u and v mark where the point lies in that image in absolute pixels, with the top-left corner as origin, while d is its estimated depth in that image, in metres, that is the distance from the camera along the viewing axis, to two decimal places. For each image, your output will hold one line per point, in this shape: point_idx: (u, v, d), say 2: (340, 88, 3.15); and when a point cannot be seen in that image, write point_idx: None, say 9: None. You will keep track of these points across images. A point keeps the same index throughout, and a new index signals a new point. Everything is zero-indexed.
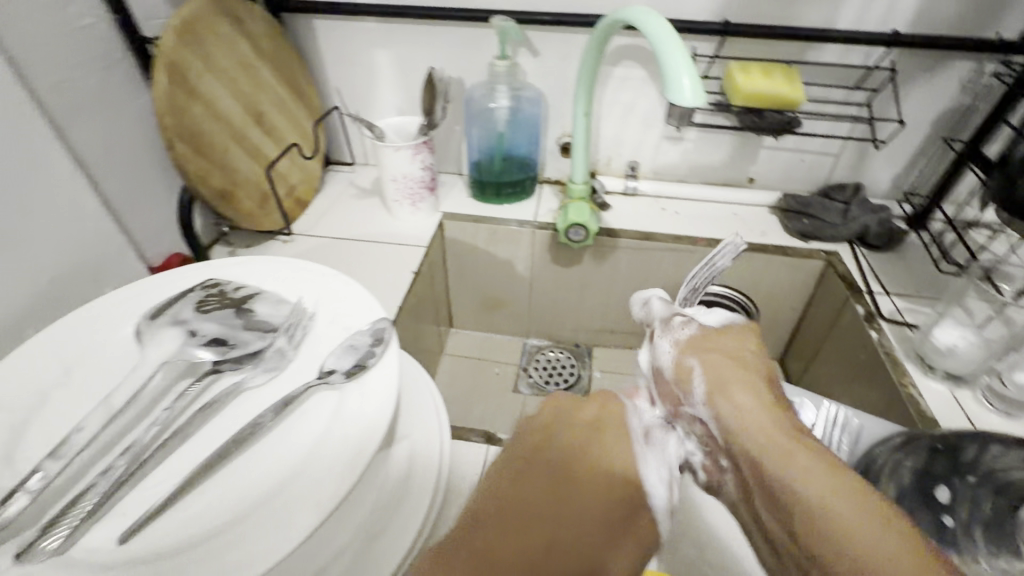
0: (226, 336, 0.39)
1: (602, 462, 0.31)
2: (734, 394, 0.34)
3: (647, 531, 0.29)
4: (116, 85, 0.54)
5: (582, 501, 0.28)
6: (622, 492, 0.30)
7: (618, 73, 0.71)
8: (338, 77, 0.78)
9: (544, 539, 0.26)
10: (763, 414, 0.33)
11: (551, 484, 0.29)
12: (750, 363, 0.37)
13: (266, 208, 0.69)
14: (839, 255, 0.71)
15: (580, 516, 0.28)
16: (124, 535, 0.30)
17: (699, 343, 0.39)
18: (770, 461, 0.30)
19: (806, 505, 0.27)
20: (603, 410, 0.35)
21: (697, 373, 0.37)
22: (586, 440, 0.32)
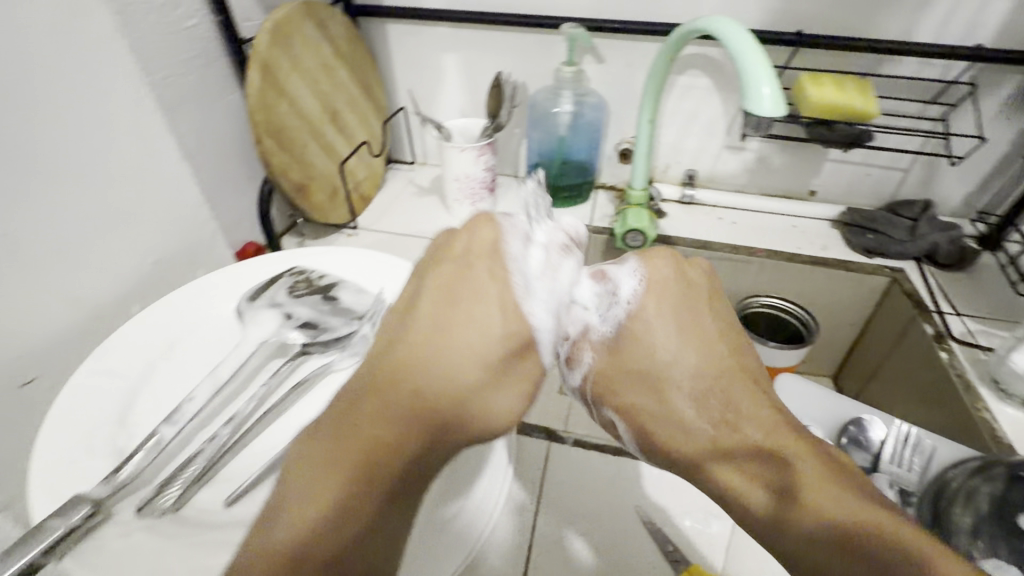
0: (315, 321, 0.42)
1: (477, 303, 0.35)
2: (654, 396, 0.40)
3: (530, 367, 0.37)
4: (214, 82, 0.58)
5: (461, 339, 0.34)
6: (506, 327, 0.35)
7: (683, 82, 0.71)
8: (406, 78, 0.80)
9: (431, 373, 0.33)
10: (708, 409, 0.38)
11: (437, 329, 0.35)
12: (660, 357, 0.40)
13: (335, 202, 0.72)
14: (905, 273, 0.69)
15: (458, 346, 0.34)
16: (230, 499, 0.32)
17: (614, 357, 0.41)
18: (709, 449, 0.37)
19: (740, 470, 0.35)
20: (482, 245, 0.37)
21: (619, 412, 0.41)
22: (468, 277, 0.36)
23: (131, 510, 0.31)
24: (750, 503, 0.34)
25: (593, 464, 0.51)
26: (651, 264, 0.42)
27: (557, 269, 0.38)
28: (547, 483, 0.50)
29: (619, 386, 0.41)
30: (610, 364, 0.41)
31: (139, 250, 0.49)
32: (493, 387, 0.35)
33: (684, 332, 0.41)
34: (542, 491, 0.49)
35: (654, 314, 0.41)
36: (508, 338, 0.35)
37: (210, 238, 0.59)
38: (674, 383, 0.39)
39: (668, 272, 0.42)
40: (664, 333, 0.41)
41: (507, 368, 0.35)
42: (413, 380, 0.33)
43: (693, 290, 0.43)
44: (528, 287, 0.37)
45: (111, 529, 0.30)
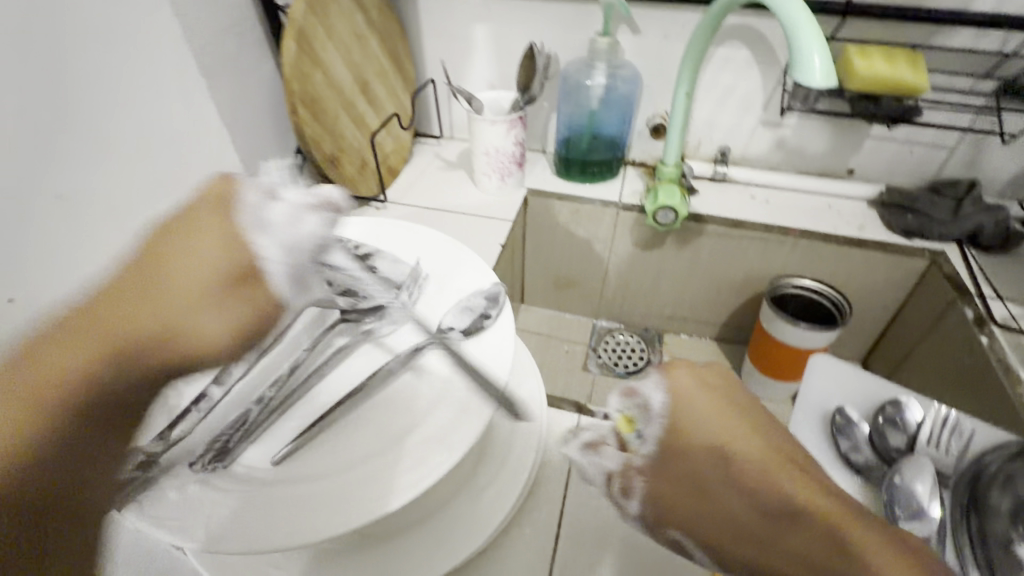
0: (356, 289, 0.43)
1: (191, 233, 0.26)
2: (714, 502, 0.30)
3: (262, 297, 0.28)
4: (249, 51, 0.57)
5: (168, 277, 0.25)
6: (219, 257, 0.26)
7: (721, 54, 0.69)
8: (435, 49, 0.79)
9: (111, 322, 0.23)
10: (779, 508, 0.29)
11: (137, 274, 0.25)
12: (705, 458, 0.31)
13: (364, 174, 0.72)
14: (946, 255, 0.67)
15: (144, 281, 0.24)
16: (277, 458, 0.33)
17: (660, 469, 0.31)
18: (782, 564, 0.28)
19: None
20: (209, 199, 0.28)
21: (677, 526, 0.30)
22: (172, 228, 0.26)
23: (185, 465, 0.31)
24: None
25: None
26: (674, 375, 0.34)
27: (290, 216, 0.29)
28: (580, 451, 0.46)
29: (683, 503, 0.30)
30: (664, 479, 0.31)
31: None
32: (207, 308, 0.26)
33: (717, 419, 0.32)
34: (573, 461, 0.45)
35: (688, 404, 0.33)
36: (234, 258, 0.27)
37: None
38: (732, 488, 0.30)
39: (692, 377, 0.34)
40: (705, 427, 0.32)
41: (245, 294, 0.27)
42: (85, 323, 0.22)
43: (715, 382, 0.34)
44: (263, 230, 0.28)
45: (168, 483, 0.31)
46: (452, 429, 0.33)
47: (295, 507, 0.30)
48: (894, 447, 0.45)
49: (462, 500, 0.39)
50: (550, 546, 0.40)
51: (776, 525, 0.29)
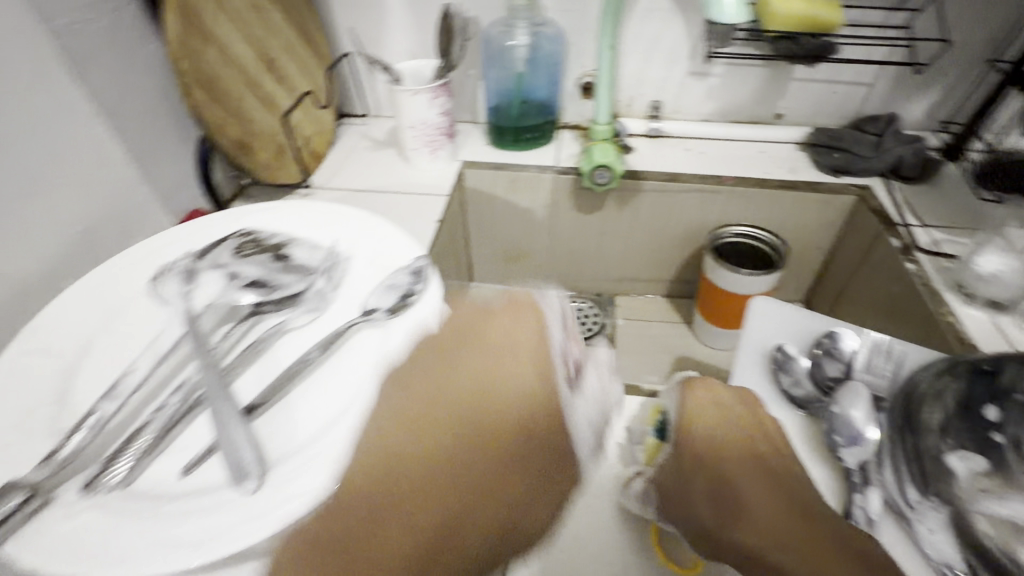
0: (265, 279, 0.38)
1: (501, 367, 0.28)
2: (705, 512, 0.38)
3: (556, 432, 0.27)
4: (126, 28, 0.51)
5: (442, 404, 0.28)
6: (526, 404, 0.28)
7: (643, 4, 0.67)
8: (347, 20, 0.74)
9: (407, 521, 0.26)
10: (754, 518, 0.36)
11: (475, 434, 0.27)
12: (702, 460, 0.40)
13: (283, 160, 0.67)
14: (872, 189, 0.69)
15: (476, 369, 0.29)
16: (186, 468, 0.31)
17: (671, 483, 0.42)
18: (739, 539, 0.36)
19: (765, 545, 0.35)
20: (517, 307, 0.30)
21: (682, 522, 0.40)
22: (485, 328, 0.30)
23: (77, 489, 0.28)
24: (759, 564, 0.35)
25: None
26: (692, 395, 0.44)
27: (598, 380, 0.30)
28: None
29: (690, 507, 0.39)
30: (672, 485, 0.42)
31: (62, 220, 0.45)
32: (503, 465, 0.27)
33: (717, 435, 0.41)
34: None
35: (696, 429, 0.42)
36: (528, 397, 0.28)
37: (144, 205, 0.54)
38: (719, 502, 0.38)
39: (709, 400, 0.44)
40: (705, 439, 0.41)
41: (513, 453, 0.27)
42: (417, 517, 0.26)
43: (735, 406, 0.43)
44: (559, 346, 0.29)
45: (57, 512, 0.27)
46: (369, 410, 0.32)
47: (208, 515, 0.28)
48: (829, 376, 0.47)
49: None
50: None
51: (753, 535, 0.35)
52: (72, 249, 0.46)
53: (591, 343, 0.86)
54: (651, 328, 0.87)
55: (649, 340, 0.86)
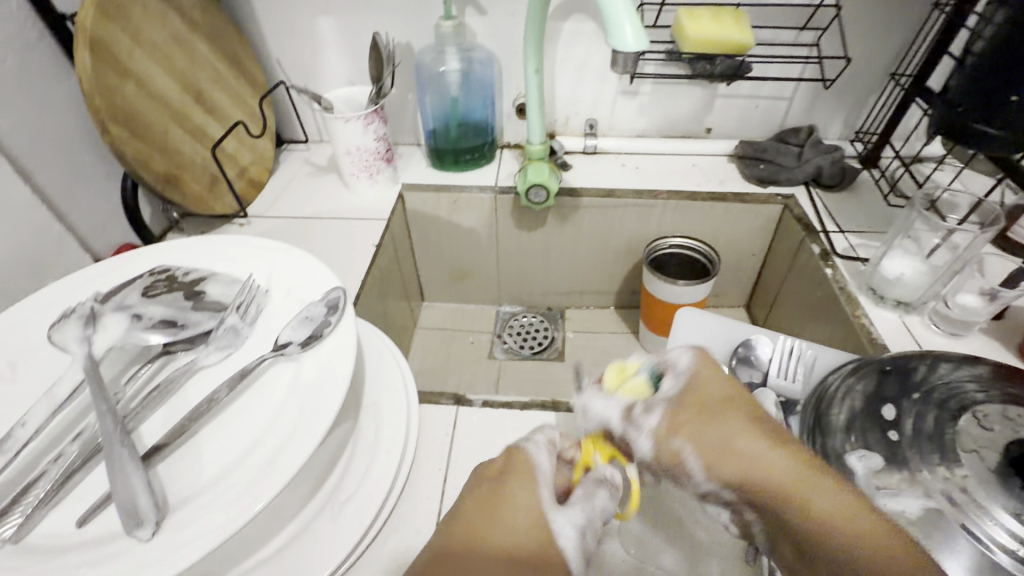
0: (174, 317, 0.38)
1: (507, 505, 0.33)
2: (730, 452, 0.34)
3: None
4: (36, 67, 0.51)
5: (464, 519, 0.32)
6: (530, 536, 0.32)
7: (568, 28, 0.69)
8: (281, 49, 0.74)
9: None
10: (783, 463, 0.33)
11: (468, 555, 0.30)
12: (724, 403, 0.36)
13: (216, 191, 0.67)
14: (796, 198, 0.72)
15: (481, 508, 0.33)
16: (83, 518, 0.30)
17: (679, 407, 0.37)
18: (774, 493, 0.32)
19: (808, 499, 0.31)
20: (514, 470, 0.35)
21: (687, 449, 0.35)
22: (499, 487, 0.34)
23: None
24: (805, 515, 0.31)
25: (507, 421, 0.47)
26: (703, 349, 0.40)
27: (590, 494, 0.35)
28: (457, 445, 0.45)
29: (707, 439, 0.35)
30: (681, 411, 0.36)
31: None
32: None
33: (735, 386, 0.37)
34: (451, 455, 0.45)
35: (714, 376, 0.38)
36: (530, 536, 0.32)
37: (62, 244, 0.53)
38: (751, 441, 0.34)
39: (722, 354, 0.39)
40: (725, 386, 0.37)
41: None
42: None
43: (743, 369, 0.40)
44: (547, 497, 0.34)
45: None
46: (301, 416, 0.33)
47: (95, 568, 0.27)
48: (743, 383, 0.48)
49: (321, 521, 0.37)
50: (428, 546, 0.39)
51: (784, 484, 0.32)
52: None
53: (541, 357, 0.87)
54: (600, 339, 0.89)
55: (598, 351, 0.87)
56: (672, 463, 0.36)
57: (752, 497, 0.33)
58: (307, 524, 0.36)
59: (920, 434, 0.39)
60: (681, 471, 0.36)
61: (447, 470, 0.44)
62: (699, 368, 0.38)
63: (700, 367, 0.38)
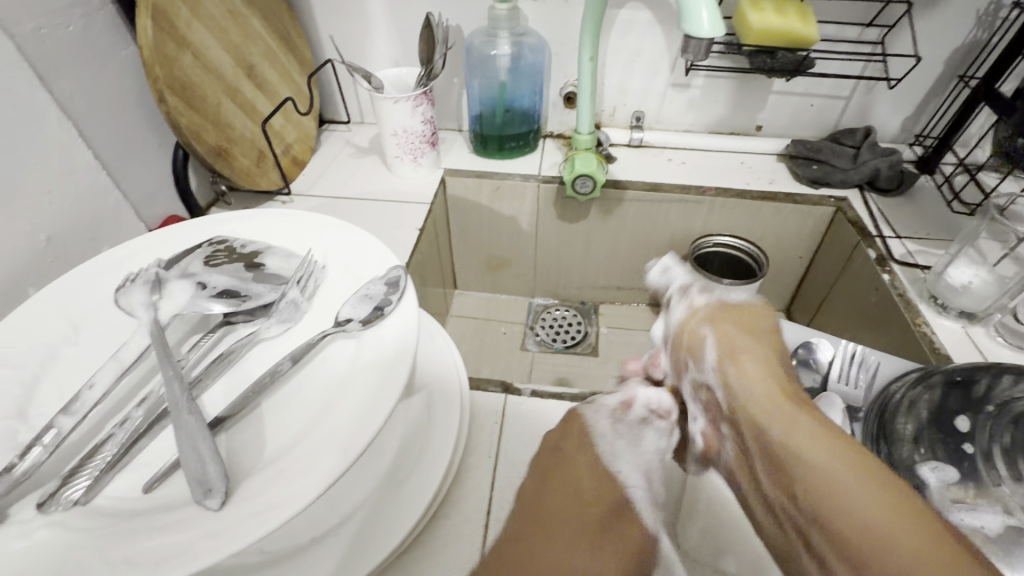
0: (236, 289, 0.38)
1: (569, 468, 0.39)
2: (743, 368, 0.45)
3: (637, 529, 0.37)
4: (97, 34, 0.51)
5: (561, 475, 0.39)
6: (597, 492, 0.39)
7: (624, 16, 0.68)
8: (330, 27, 0.74)
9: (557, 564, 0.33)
10: (779, 417, 0.40)
11: (561, 505, 0.37)
12: (741, 344, 0.48)
13: (262, 166, 0.66)
14: (849, 201, 0.70)
15: (576, 472, 0.39)
16: (149, 484, 0.30)
17: (722, 317, 0.52)
18: (770, 424, 0.40)
19: (806, 450, 0.37)
20: (572, 431, 0.42)
21: (708, 335, 0.51)
22: (561, 450, 0.40)
23: (33, 507, 0.27)
24: (801, 451, 0.37)
25: (558, 412, 0.46)
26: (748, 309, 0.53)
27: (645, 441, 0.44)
28: (506, 435, 0.44)
29: (737, 354, 0.46)
30: (721, 320, 0.51)
31: (24, 228, 0.44)
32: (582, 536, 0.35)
33: (767, 339, 0.48)
34: (500, 446, 0.43)
35: (730, 325, 0.51)
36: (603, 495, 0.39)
37: (116, 211, 0.53)
38: (763, 365, 0.45)
39: (760, 317, 0.52)
40: (744, 334, 0.49)
41: (615, 528, 0.37)
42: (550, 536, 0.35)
43: (766, 322, 0.51)
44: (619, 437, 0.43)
45: (10, 531, 0.26)
46: (375, 389, 0.32)
47: (161, 534, 0.26)
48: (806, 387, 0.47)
49: (375, 500, 0.36)
50: (479, 535, 0.38)
51: (796, 407, 0.40)
52: (37, 256, 0.45)
53: (574, 351, 0.86)
54: (634, 336, 0.88)
55: (633, 349, 0.86)
56: (687, 349, 0.52)
57: (749, 408, 0.43)
58: (362, 501, 0.36)
59: (1000, 448, 0.38)
60: (693, 357, 0.51)
61: (498, 456, 0.42)
62: (732, 313, 0.52)
63: (737, 314, 0.52)
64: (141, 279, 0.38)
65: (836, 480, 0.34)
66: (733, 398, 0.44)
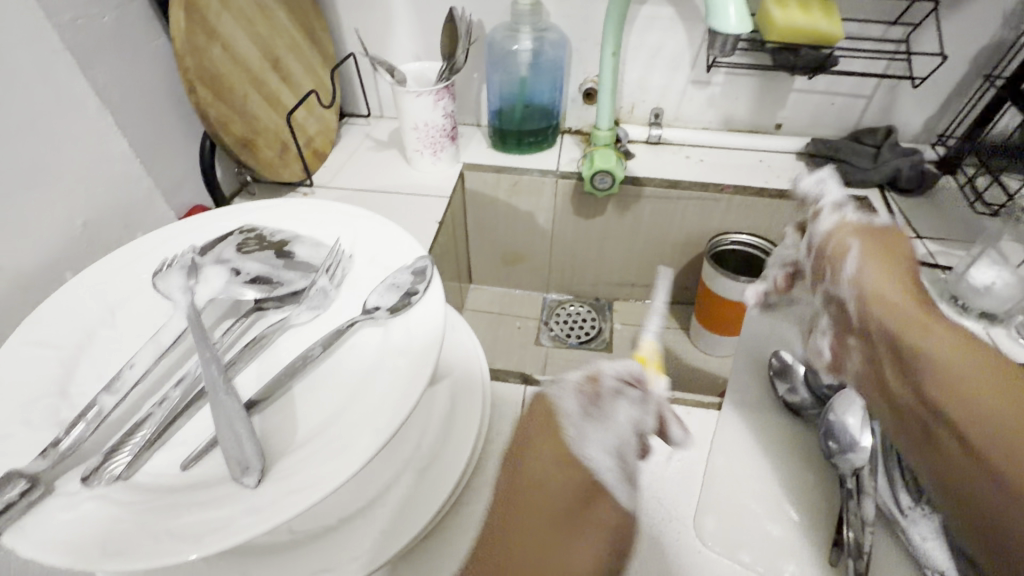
0: (268, 275, 0.39)
1: (529, 459, 0.30)
2: (879, 279, 0.41)
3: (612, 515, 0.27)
4: (130, 25, 0.52)
5: (525, 470, 0.30)
6: (567, 484, 0.28)
7: (646, 12, 0.68)
8: (353, 21, 0.74)
9: None
10: (893, 319, 0.38)
11: (520, 512, 0.28)
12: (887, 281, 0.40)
13: (285, 158, 0.67)
14: (869, 201, 0.70)
15: (541, 460, 0.30)
16: (186, 462, 0.30)
17: (871, 244, 0.44)
18: (907, 336, 0.36)
19: (949, 361, 0.33)
20: (537, 418, 0.32)
21: (852, 253, 0.44)
22: (525, 437, 0.31)
23: (77, 480, 0.28)
24: (918, 349, 0.35)
25: None
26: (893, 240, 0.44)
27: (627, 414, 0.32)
28: None
29: (879, 264, 0.42)
30: (871, 245, 0.44)
31: (61, 214, 0.45)
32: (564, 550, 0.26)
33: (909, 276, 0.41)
34: None
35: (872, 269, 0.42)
36: (574, 487, 0.28)
37: (146, 199, 0.54)
38: (903, 286, 0.40)
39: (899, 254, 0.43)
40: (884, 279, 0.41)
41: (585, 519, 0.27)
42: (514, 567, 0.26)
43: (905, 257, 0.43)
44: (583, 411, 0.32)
45: (57, 502, 0.27)
46: (405, 376, 0.33)
47: (201, 509, 0.27)
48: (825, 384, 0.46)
49: (401, 483, 0.37)
50: None
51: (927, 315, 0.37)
52: (73, 241, 0.46)
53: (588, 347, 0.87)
54: (648, 333, 0.88)
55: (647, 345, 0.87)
56: (838, 259, 0.45)
57: (876, 313, 0.39)
58: (388, 485, 0.37)
59: None
60: (836, 268, 0.45)
61: None
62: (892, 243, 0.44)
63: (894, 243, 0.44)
64: (178, 265, 0.39)
65: (955, 370, 0.32)
66: (865, 314, 0.40)
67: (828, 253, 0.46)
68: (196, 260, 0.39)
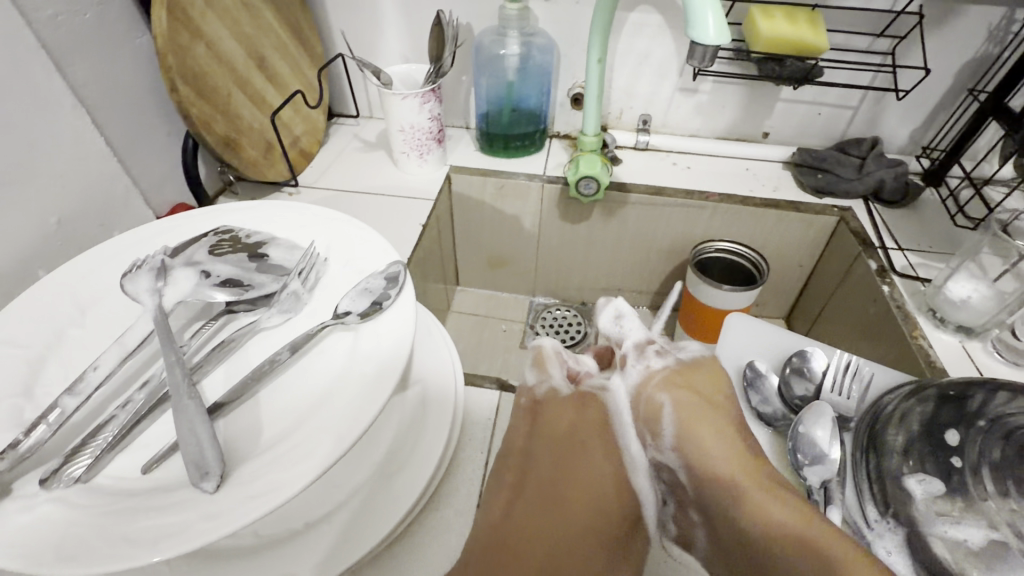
0: (239, 278, 0.39)
1: (590, 460, 0.42)
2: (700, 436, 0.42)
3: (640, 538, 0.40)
4: (111, 22, 0.52)
5: (595, 474, 0.42)
6: (613, 492, 0.41)
7: (634, 19, 0.68)
8: (342, 22, 0.74)
9: None
10: (715, 472, 0.41)
11: (575, 514, 0.38)
12: (695, 436, 0.42)
13: (270, 158, 0.67)
14: (853, 212, 0.70)
15: (598, 469, 0.42)
16: (148, 465, 0.30)
17: (677, 378, 0.46)
18: (727, 493, 0.40)
19: (771, 520, 0.37)
20: (593, 419, 0.45)
21: (666, 401, 0.44)
22: (586, 444, 0.43)
23: (36, 483, 0.28)
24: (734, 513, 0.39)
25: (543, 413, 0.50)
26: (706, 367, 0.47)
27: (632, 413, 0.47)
28: (499, 431, 0.44)
29: (694, 425, 0.43)
30: (677, 380, 0.46)
31: (36, 212, 0.45)
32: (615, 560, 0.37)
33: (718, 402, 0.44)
34: (494, 441, 0.44)
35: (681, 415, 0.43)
36: (622, 494, 0.41)
37: (126, 197, 0.54)
38: (710, 428, 0.42)
39: (703, 375, 0.46)
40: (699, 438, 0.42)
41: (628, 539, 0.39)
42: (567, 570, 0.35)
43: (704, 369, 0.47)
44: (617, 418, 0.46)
45: (13, 505, 0.27)
46: (370, 385, 0.33)
47: (158, 514, 0.27)
48: (798, 395, 0.47)
49: (369, 489, 0.37)
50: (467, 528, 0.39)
51: (735, 443, 0.42)
52: (48, 239, 0.46)
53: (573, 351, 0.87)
54: None
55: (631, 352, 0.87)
56: (651, 421, 0.44)
57: (703, 470, 0.41)
58: (356, 490, 0.37)
59: (988, 465, 0.37)
60: (654, 426, 0.44)
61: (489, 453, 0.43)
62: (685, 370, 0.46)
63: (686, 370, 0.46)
64: (146, 267, 0.39)
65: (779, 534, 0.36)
66: (699, 481, 0.41)
67: (639, 408, 0.45)
68: (162, 264, 0.39)
